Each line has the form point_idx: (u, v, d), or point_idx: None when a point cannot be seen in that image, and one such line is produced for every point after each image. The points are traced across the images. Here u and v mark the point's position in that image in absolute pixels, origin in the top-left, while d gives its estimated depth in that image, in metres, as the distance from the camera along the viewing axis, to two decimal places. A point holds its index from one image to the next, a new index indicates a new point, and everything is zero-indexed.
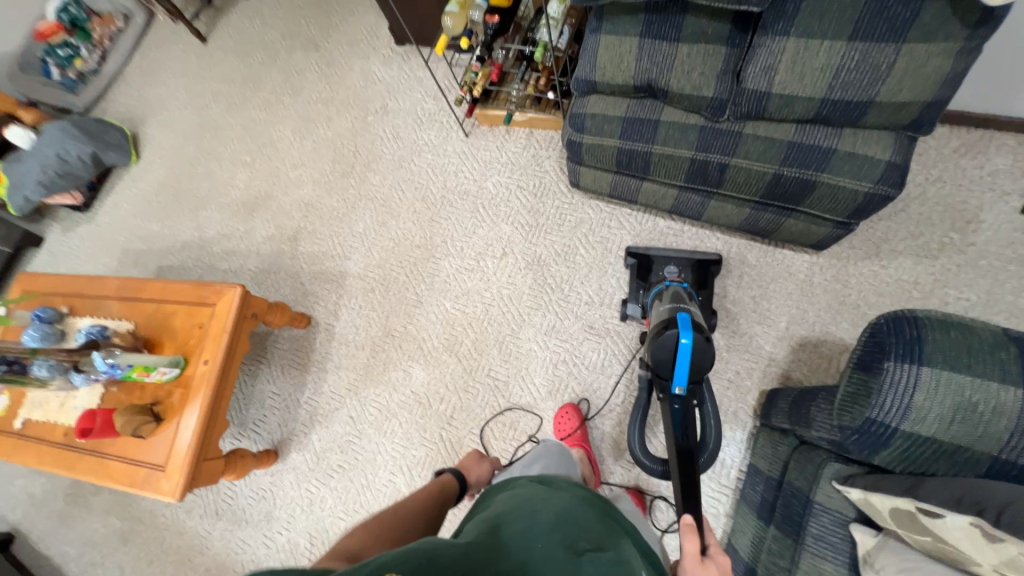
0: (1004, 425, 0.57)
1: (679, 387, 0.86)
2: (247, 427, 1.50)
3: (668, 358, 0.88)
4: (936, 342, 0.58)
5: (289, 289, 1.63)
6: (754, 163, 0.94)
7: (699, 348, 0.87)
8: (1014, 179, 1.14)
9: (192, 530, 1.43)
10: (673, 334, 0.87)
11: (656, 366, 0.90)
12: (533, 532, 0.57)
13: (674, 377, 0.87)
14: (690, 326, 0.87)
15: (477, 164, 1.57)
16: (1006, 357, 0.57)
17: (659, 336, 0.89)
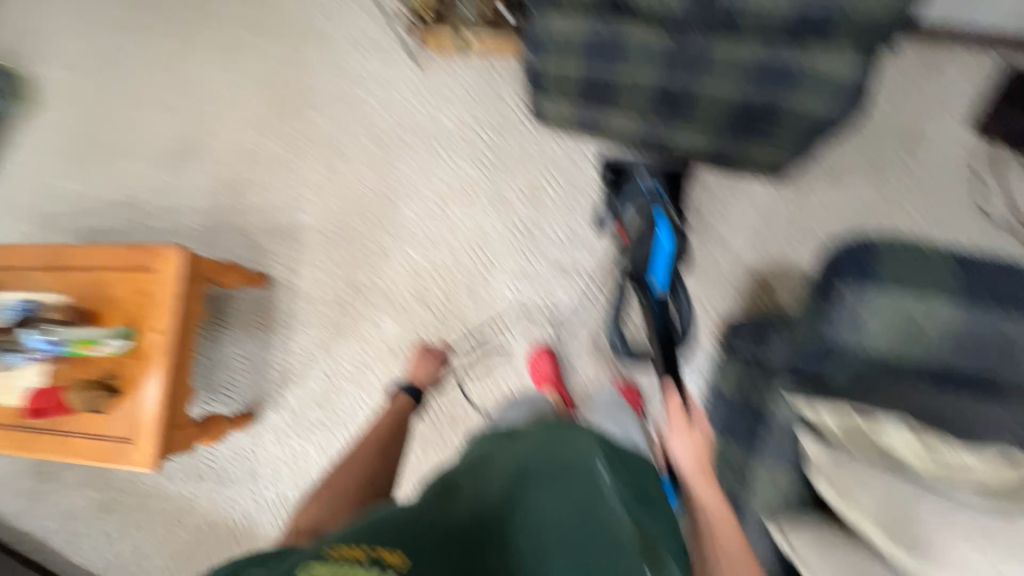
0: (926, 332, 0.68)
1: (658, 282, 1.09)
2: (217, 390, 1.46)
3: (649, 258, 1.10)
4: (890, 269, 0.66)
5: (239, 246, 1.51)
6: (721, 90, 0.92)
7: (675, 247, 1.08)
8: (964, 97, 1.16)
9: (177, 493, 1.44)
10: (654, 237, 1.08)
11: (638, 268, 1.11)
12: (485, 481, 0.59)
13: (653, 274, 1.10)
14: (669, 228, 1.08)
15: (432, 97, 1.44)
16: (942, 279, 0.65)
17: (643, 242, 1.09)
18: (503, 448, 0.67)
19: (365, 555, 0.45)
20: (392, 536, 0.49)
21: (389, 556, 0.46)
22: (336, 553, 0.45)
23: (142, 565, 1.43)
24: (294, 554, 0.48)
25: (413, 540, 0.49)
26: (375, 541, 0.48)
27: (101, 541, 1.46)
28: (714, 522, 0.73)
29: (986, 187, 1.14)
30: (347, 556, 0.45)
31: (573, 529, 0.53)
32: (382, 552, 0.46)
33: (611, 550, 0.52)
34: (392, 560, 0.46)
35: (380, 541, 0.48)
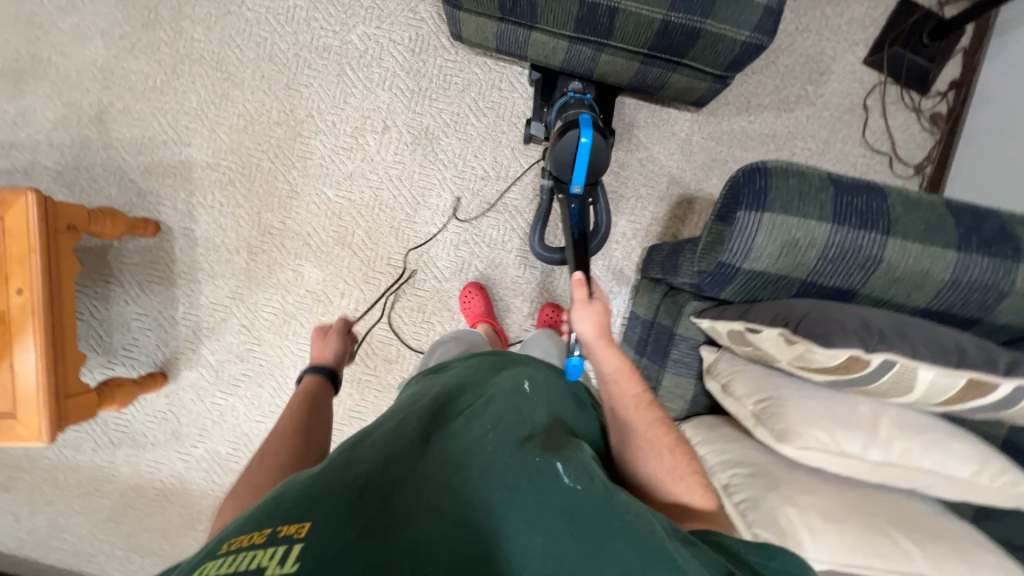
0: (815, 254, 0.66)
1: (577, 185, 0.94)
2: (117, 353, 1.31)
3: (568, 160, 0.93)
4: (779, 190, 0.65)
5: (115, 190, 1.29)
6: (643, 8, 0.88)
7: (597, 149, 0.93)
8: (864, 28, 1.21)
9: (89, 464, 1.33)
10: (575, 135, 0.91)
11: (557, 170, 0.95)
12: (400, 427, 0.59)
13: (573, 176, 0.94)
14: (590, 127, 0.91)
15: (335, 8, 1.25)
16: (826, 199, 0.65)
17: (561, 138, 0.92)
18: (421, 395, 0.67)
19: (265, 534, 0.43)
20: (295, 499, 0.47)
21: (289, 525, 0.44)
22: (231, 546, 0.43)
23: (62, 538, 1.35)
24: (193, 558, 0.45)
25: (318, 493, 0.47)
26: (278, 511, 0.46)
27: (6, 520, 1.34)
28: (620, 385, 0.74)
29: (877, 119, 1.23)
30: (245, 544, 0.43)
31: (485, 441, 0.54)
32: (283, 526, 0.44)
33: (520, 451, 0.52)
34: (293, 526, 0.44)
35: (283, 509, 0.46)
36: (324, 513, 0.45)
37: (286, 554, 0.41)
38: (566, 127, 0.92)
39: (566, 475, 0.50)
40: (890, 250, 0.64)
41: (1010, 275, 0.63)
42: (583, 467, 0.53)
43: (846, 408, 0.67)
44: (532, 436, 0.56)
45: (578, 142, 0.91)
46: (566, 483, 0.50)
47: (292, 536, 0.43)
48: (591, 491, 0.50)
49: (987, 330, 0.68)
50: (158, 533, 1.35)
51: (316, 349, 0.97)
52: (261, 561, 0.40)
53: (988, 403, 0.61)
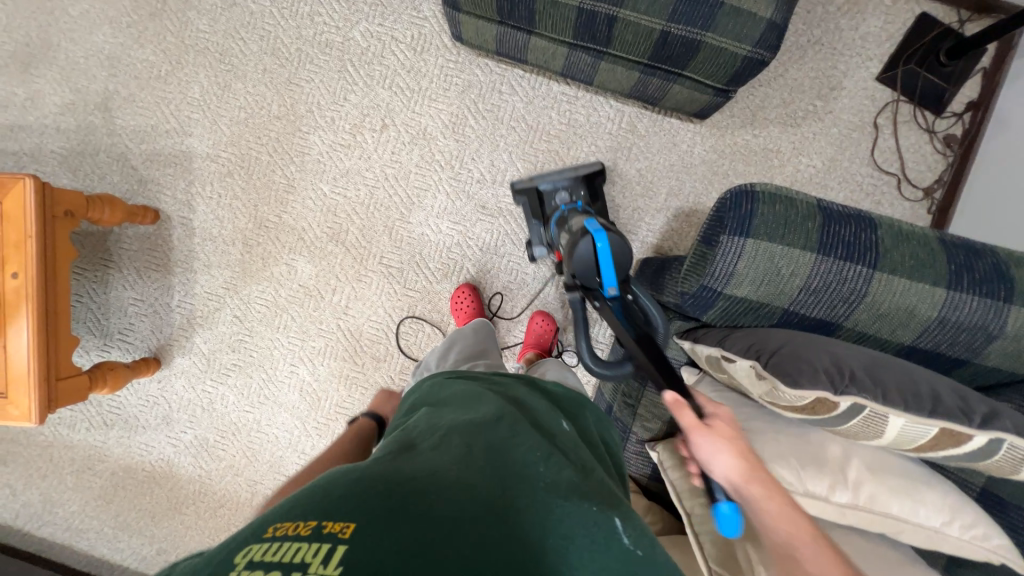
0: (798, 284, 0.64)
1: (612, 288, 0.75)
2: (113, 337, 1.34)
3: (590, 269, 0.77)
4: (765, 216, 0.63)
5: (117, 176, 1.31)
6: (642, 18, 0.85)
7: (619, 246, 0.77)
8: (880, 43, 1.17)
9: (83, 443, 1.36)
10: (590, 242, 0.76)
11: (581, 281, 0.78)
12: (444, 443, 0.56)
13: (603, 281, 0.76)
14: (601, 229, 0.77)
15: (340, 3, 1.25)
16: (812, 227, 0.63)
17: (572, 251, 0.78)
18: (461, 407, 0.65)
19: (310, 527, 0.42)
20: (339, 495, 0.45)
21: (334, 522, 0.42)
22: (277, 532, 0.42)
23: (55, 513, 1.39)
24: (232, 539, 0.43)
25: (366, 494, 0.45)
26: (323, 506, 0.45)
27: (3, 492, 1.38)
28: (804, 559, 0.58)
29: (887, 139, 1.19)
30: (290, 533, 0.41)
31: (537, 478, 0.52)
32: (328, 522, 0.42)
33: (573, 495, 0.51)
34: (338, 524, 0.42)
35: (327, 504, 0.45)
36: (370, 517, 0.43)
37: (329, 555, 0.39)
38: (576, 238, 0.79)
39: (625, 535, 0.48)
40: (877, 286, 0.62)
41: (1000, 317, 0.60)
42: (640, 531, 0.50)
43: (815, 446, 0.66)
44: (583, 481, 0.54)
45: (594, 248, 0.77)
46: (626, 543, 0.48)
47: (336, 535, 0.41)
48: (650, 560, 0.48)
49: (974, 373, 0.65)
50: (145, 514, 1.38)
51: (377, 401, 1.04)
52: (304, 555, 0.39)
53: (964, 453, 0.59)
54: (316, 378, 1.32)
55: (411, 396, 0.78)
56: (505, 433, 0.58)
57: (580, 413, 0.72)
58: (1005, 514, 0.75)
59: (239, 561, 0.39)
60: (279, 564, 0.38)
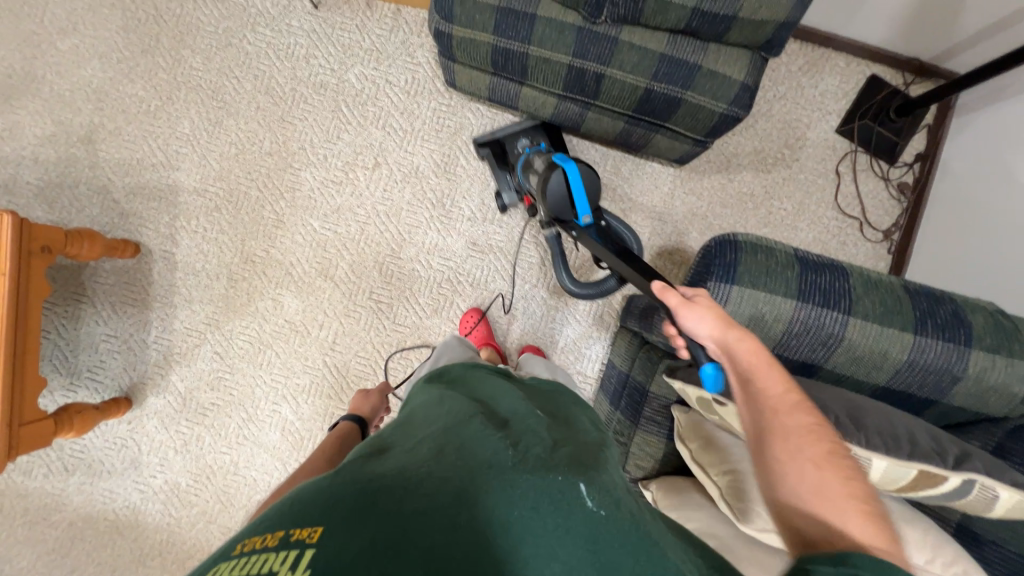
0: (780, 329, 0.68)
1: (586, 216, 0.88)
2: (81, 375, 1.27)
3: (565, 200, 0.89)
4: (748, 265, 0.68)
5: (97, 209, 1.28)
6: (628, 76, 0.91)
7: (587, 177, 0.88)
8: (837, 99, 1.29)
9: (39, 491, 1.27)
10: (562, 172, 0.87)
11: (559, 213, 0.91)
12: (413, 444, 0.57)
13: (577, 211, 0.89)
14: (569, 160, 0.88)
15: (335, 47, 1.29)
16: (791, 276, 0.68)
17: (547, 185, 0.88)
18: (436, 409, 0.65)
19: (277, 536, 0.43)
20: (307, 501, 0.46)
21: (302, 529, 0.43)
22: (245, 549, 0.43)
23: None
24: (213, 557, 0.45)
25: (330, 497, 0.46)
26: (292, 513, 0.45)
27: None
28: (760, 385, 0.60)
29: (848, 185, 1.29)
30: (259, 547, 0.42)
31: (503, 454, 0.52)
32: (295, 528, 0.44)
33: (539, 468, 0.50)
34: (305, 529, 0.43)
35: (296, 513, 0.45)
36: (336, 519, 0.44)
37: (297, 562, 0.40)
38: (547, 173, 0.89)
39: (589, 498, 0.48)
40: (854, 331, 0.66)
41: (963, 360, 0.65)
42: (607, 493, 0.50)
43: None
44: (551, 455, 0.53)
45: (566, 182, 0.88)
46: (589, 508, 0.48)
47: (303, 540, 0.42)
48: (615, 520, 0.48)
49: (942, 413, 0.70)
50: (103, 570, 1.27)
51: (355, 404, 1.06)
52: (272, 566, 0.40)
53: (941, 493, 0.62)
54: (299, 418, 1.28)
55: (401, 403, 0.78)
56: (475, 422, 0.59)
57: (560, 402, 0.73)
58: (977, 548, 0.79)
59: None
60: None
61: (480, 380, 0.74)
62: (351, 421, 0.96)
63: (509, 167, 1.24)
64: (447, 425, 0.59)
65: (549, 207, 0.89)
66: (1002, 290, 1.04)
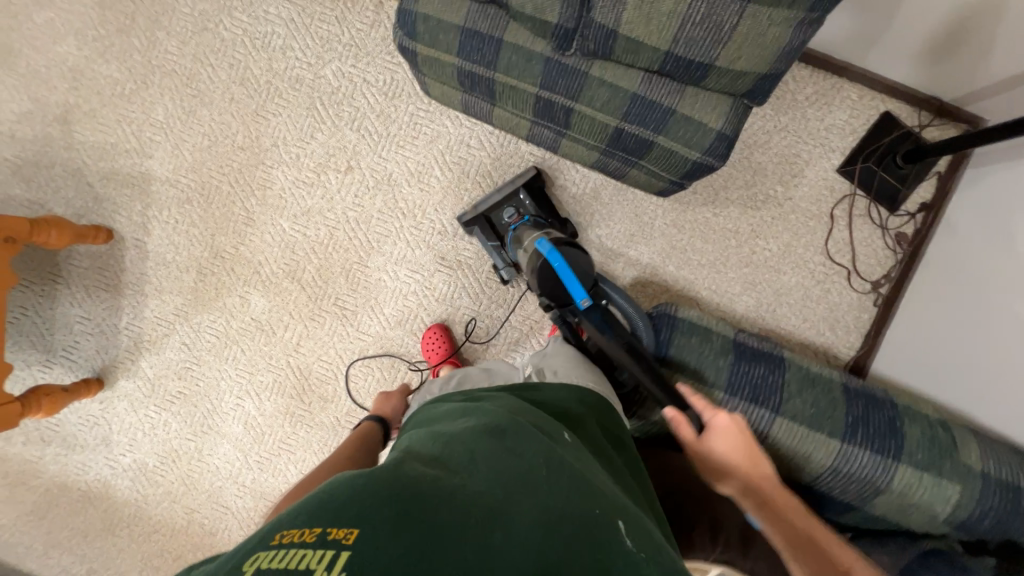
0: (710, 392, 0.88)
1: (584, 299, 0.86)
2: (56, 353, 1.31)
3: (558, 285, 0.89)
4: (682, 338, 0.90)
5: (71, 192, 1.28)
6: (598, 113, 0.85)
7: (574, 259, 0.87)
8: (844, 136, 1.19)
9: (18, 457, 1.34)
10: (543, 262, 0.88)
11: (556, 298, 0.89)
12: (446, 452, 0.57)
13: (574, 294, 0.87)
14: (553, 248, 0.88)
15: (312, 39, 1.23)
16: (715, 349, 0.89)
17: (537, 276, 0.89)
18: (464, 419, 0.65)
19: (314, 533, 0.43)
20: (345, 499, 0.47)
21: (338, 529, 0.44)
22: (284, 540, 0.44)
23: None
24: (243, 544, 0.46)
25: (368, 496, 0.46)
26: (327, 511, 0.46)
27: None
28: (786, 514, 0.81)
29: (842, 230, 1.21)
30: (296, 541, 0.43)
31: (541, 477, 0.53)
32: (333, 528, 0.44)
33: (578, 497, 0.52)
34: (342, 530, 0.44)
35: (331, 510, 0.46)
36: (374, 522, 0.44)
37: (334, 563, 0.41)
38: (535, 263, 0.90)
39: (628, 538, 0.50)
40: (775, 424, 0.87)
41: (887, 475, 0.84)
42: (643, 536, 0.52)
43: None
44: (587, 482, 0.55)
45: (554, 267, 0.87)
46: (628, 546, 0.49)
47: (339, 541, 0.43)
48: (651, 561, 0.49)
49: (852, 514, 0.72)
50: (76, 535, 1.35)
51: (376, 405, 1.11)
52: (309, 563, 0.41)
53: None
54: (261, 414, 1.31)
55: (418, 417, 0.76)
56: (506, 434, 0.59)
57: (584, 418, 0.73)
58: None
59: (247, 566, 0.42)
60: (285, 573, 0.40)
61: (503, 391, 0.74)
62: (373, 421, 1.01)
63: (497, 235, 1.19)
64: (481, 433, 0.59)
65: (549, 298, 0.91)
66: (959, 368, 1.00)
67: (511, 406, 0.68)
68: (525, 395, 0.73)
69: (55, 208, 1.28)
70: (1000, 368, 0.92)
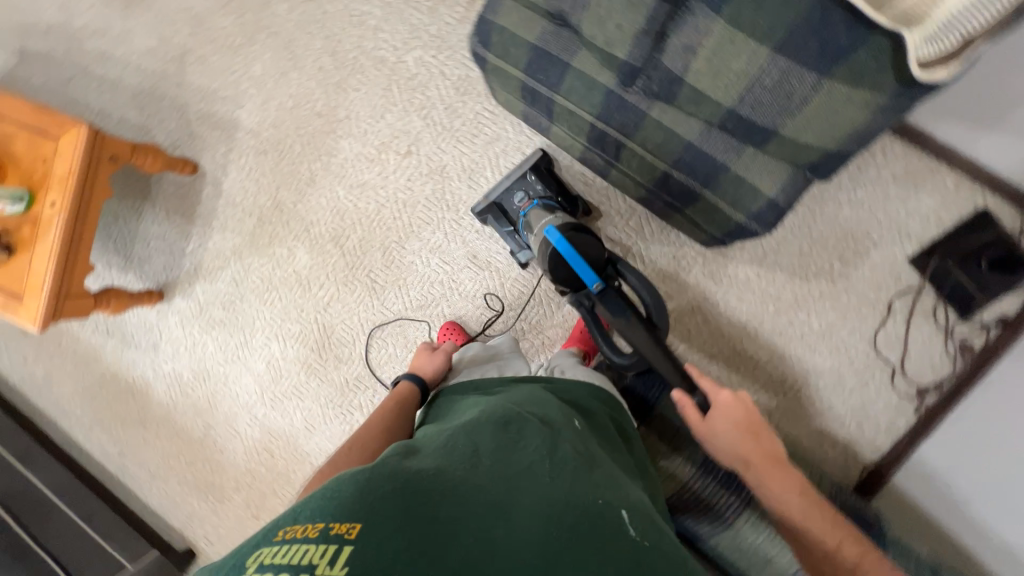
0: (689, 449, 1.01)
1: (593, 282, 0.90)
2: (132, 261, 1.49)
3: (569, 270, 0.94)
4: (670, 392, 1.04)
5: (173, 125, 1.44)
6: (648, 153, 0.84)
7: (580, 245, 0.93)
8: (926, 224, 1.09)
9: (86, 340, 1.56)
10: (554, 250, 0.95)
11: (571, 283, 0.95)
12: (450, 441, 0.60)
13: (584, 279, 0.91)
14: (562, 236, 0.94)
15: (403, 26, 1.30)
16: None
17: (550, 263, 0.96)
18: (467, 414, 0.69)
19: (318, 529, 0.46)
20: (349, 494, 0.49)
21: (341, 523, 0.46)
22: (288, 535, 0.47)
23: (49, 392, 1.59)
24: (248, 540, 0.48)
25: (372, 492, 0.49)
26: (331, 506, 0.48)
27: (17, 358, 1.61)
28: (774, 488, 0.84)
29: (897, 325, 1.11)
30: (299, 537, 0.46)
31: (544, 473, 0.57)
32: (336, 523, 0.47)
33: (581, 488, 0.56)
34: (345, 524, 0.46)
35: (334, 507, 0.48)
36: (377, 519, 0.47)
37: (338, 556, 0.43)
38: (548, 252, 0.97)
39: (631, 527, 0.54)
40: (742, 515, 0.94)
41: None
42: (646, 526, 0.56)
43: None
44: (592, 476, 0.59)
45: (564, 254, 0.93)
46: (632, 535, 0.53)
47: (343, 536, 0.45)
48: (654, 547, 0.54)
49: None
50: (115, 419, 1.55)
51: (419, 361, 1.02)
52: (313, 557, 0.43)
53: None
54: (284, 358, 1.43)
55: (431, 412, 0.82)
56: (510, 428, 0.62)
57: (594, 415, 0.77)
58: None
59: (250, 564, 0.44)
60: (291, 568, 0.43)
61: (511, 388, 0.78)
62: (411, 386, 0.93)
63: (507, 217, 1.19)
64: (485, 427, 0.62)
65: (565, 286, 0.96)
66: (971, 468, 0.92)
67: (519, 397, 0.71)
68: (536, 389, 0.76)
69: (157, 136, 1.44)
70: (1014, 474, 0.84)
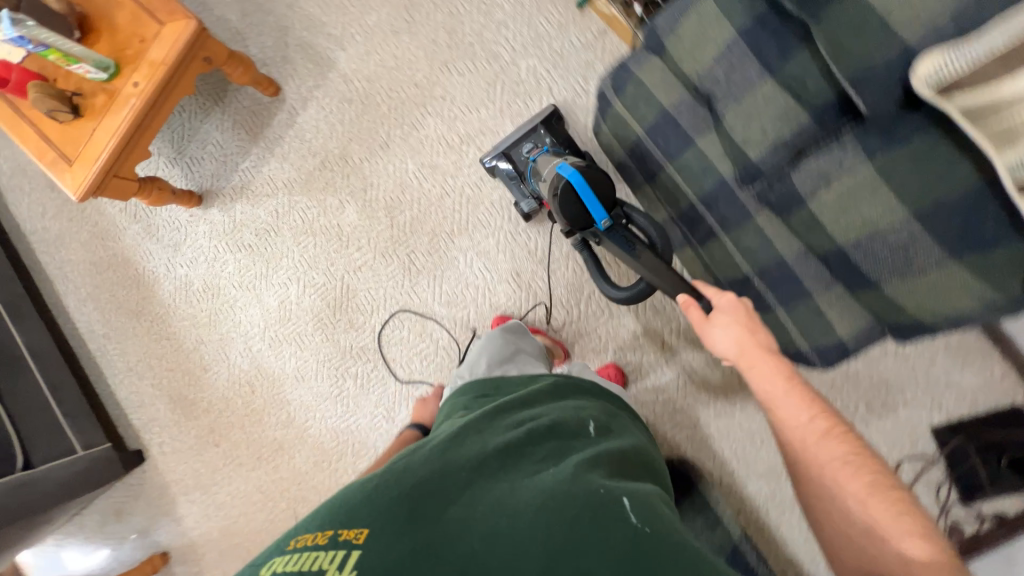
0: None
1: (604, 218, 0.86)
2: (183, 159, 1.47)
3: (578, 205, 0.88)
4: None
5: (269, 42, 1.41)
6: (736, 253, 0.85)
7: (593, 178, 0.87)
8: (959, 401, 1.09)
9: (110, 217, 1.53)
10: (565, 184, 0.88)
11: (579, 220, 0.89)
12: (458, 438, 0.61)
13: (594, 215, 0.87)
14: (576, 170, 0.87)
15: (527, 30, 1.28)
16: None
17: (558, 199, 0.89)
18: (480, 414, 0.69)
19: (327, 536, 0.49)
20: (357, 503, 0.52)
21: (349, 530, 0.49)
22: (299, 544, 0.49)
23: (55, 253, 1.56)
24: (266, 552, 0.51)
25: (377, 500, 0.52)
26: (340, 516, 0.51)
27: (35, 210, 1.58)
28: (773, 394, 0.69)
29: None
30: (310, 545, 0.49)
31: (545, 471, 0.55)
32: (344, 529, 0.49)
33: (580, 476, 0.53)
34: (353, 530, 0.49)
35: (343, 514, 0.51)
36: (382, 524, 0.49)
37: (346, 562, 0.46)
38: (557, 189, 0.90)
39: (632, 513, 0.49)
40: None
41: None
42: (650, 511, 0.50)
43: None
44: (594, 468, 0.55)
45: (574, 189, 0.87)
46: (633, 521, 0.48)
47: (351, 542, 0.48)
48: (660, 533, 0.47)
49: None
50: (111, 302, 1.53)
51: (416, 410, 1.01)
52: (322, 563, 0.46)
53: None
54: (298, 303, 1.41)
55: (448, 409, 0.83)
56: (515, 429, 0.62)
57: (614, 414, 0.74)
58: None
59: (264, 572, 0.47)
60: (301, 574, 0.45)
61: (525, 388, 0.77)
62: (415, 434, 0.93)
63: (512, 164, 1.18)
64: (490, 429, 0.62)
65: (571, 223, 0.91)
66: None
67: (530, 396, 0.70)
68: (550, 387, 0.74)
69: (250, 47, 1.41)
70: None
